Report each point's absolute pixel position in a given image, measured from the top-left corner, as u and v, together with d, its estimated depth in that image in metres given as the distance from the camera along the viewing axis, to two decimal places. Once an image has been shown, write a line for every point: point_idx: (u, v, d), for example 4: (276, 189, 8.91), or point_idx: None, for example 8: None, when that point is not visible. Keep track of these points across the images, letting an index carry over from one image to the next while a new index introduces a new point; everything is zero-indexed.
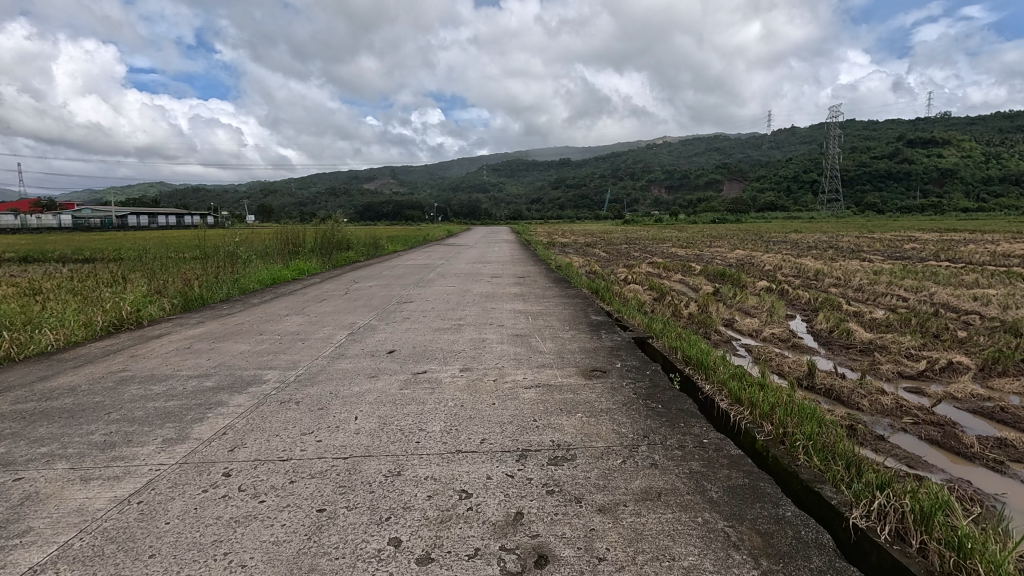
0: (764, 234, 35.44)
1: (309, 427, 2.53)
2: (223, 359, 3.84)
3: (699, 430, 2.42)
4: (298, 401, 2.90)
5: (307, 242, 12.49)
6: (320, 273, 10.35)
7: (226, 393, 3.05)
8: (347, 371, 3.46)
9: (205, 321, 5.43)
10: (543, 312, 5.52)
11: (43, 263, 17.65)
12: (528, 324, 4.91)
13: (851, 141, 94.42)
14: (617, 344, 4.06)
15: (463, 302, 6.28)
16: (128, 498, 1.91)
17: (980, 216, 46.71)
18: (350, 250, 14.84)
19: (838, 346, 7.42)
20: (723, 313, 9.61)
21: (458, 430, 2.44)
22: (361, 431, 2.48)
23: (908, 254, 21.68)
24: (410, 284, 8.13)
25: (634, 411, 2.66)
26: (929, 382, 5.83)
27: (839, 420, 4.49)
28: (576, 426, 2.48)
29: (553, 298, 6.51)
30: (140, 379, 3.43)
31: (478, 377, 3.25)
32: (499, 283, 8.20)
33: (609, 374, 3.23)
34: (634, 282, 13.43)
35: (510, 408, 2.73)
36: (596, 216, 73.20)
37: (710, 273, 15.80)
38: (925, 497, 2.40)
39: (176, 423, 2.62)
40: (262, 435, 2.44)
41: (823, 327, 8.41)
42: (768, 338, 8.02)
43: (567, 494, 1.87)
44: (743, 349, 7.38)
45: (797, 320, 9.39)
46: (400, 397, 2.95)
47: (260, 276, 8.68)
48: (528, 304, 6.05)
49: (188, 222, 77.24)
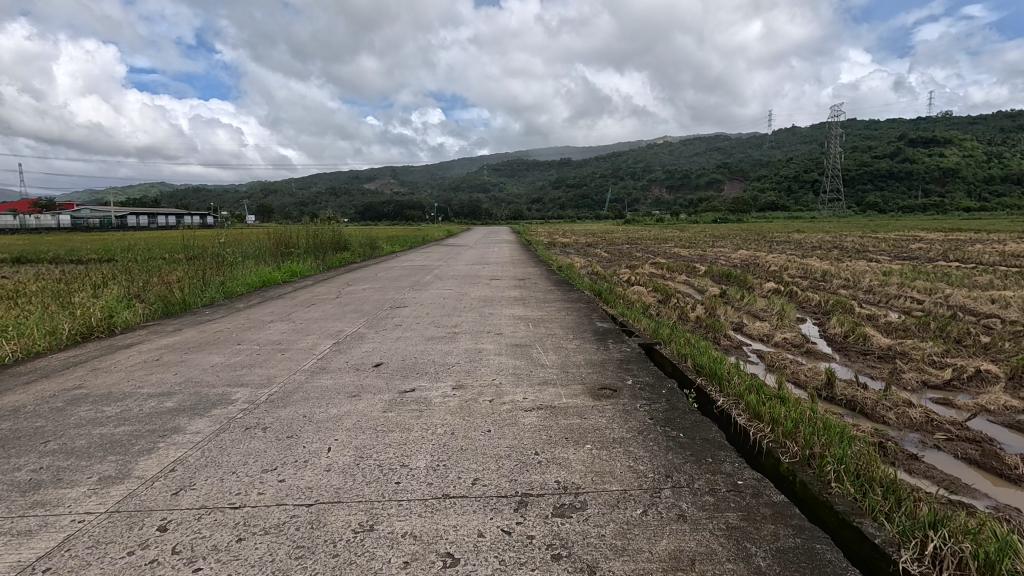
0: (766, 234, 35.06)
1: (273, 463, 2.16)
2: (191, 375, 3.48)
3: (731, 467, 2.05)
4: (265, 428, 2.53)
5: (300, 242, 12.12)
6: (313, 276, 9.99)
7: (185, 417, 2.69)
8: (326, 390, 3.10)
9: (182, 329, 5.06)
10: (545, 318, 5.15)
11: (34, 264, 17.31)
12: (529, 332, 4.54)
13: (852, 141, 93.93)
14: (627, 356, 3.70)
15: (459, 307, 5.91)
16: (34, 564, 1.54)
17: (983, 215, 46.27)
18: (346, 251, 14.46)
19: (856, 352, 7.03)
20: (731, 316, 9.24)
21: (446, 468, 2.07)
22: (332, 468, 2.11)
23: (914, 255, 21.30)
24: (404, 287, 7.77)
25: (651, 441, 2.29)
26: (957, 392, 5.46)
27: (867, 437, 4.12)
28: (585, 461, 2.11)
29: (554, 302, 6.14)
30: (93, 398, 3.06)
31: (472, 397, 2.88)
32: (498, 286, 7.83)
33: (620, 395, 2.86)
34: (638, 284, 13.05)
35: (508, 436, 2.36)
36: (597, 217, 72.90)
37: (715, 273, 15.42)
38: (987, 538, 2.03)
39: (118, 456, 2.25)
40: (215, 474, 2.07)
41: (837, 331, 8.04)
42: (779, 343, 7.65)
43: (577, 561, 1.50)
44: (755, 356, 7.01)
45: (808, 324, 9.01)
46: (383, 422, 2.58)
47: (249, 279, 8.32)
48: (528, 309, 5.66)
49: (187, 222, 76.99)
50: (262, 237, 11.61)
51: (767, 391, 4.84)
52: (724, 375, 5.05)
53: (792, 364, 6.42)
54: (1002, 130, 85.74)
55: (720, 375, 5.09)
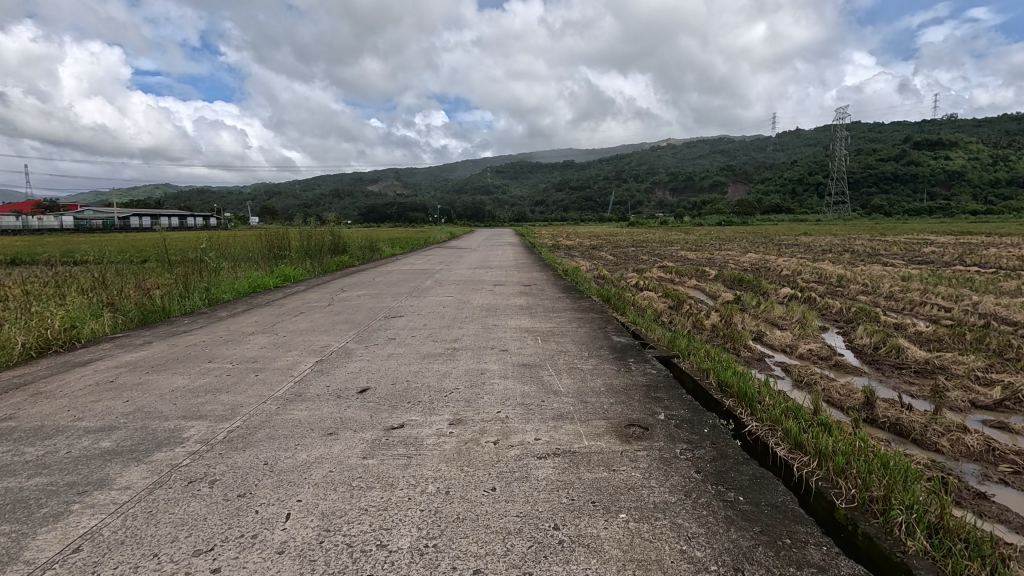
0: (772, 237, 34.45)
1: (209, 539, 1.64)
2: (144, 402, 2.96)
3: (820, 556, 1.54)
4: (212, 482, 2.02)
5: (295, 245, 11.63)
6: (307, 281, 9.50)
7: (118, 464, 2.17)
8: (297, 425, 2.58)
9: (152, 342, 4.55)
10: (555, 332, 4.61)
11: (23, 266, 16.84)
12: (538, 350, 4.01)
13: (857, 143, 93.26)
14: (654, 381, 3.18)
15: (460, 318, 5.39)
16: None
17: (991, 218, 45.59)
18: (344, 254, 13.95)
19: (889, 366, 6.47)
20: (749, 325, 8.70)
21: (437, 554, 1.55)
22: (287, 550, 1.59)
23: (928, 259, 20.63)
24: (401, 294, 7.28)
25: (704, 509, 1.77)
26: (1011, 415, 4.91)
27: (926, 469, 3.59)
28: (621, 541, 1.60)
29: (564, 313, 5.61)
30: (18, 434, 2.54)
31: (473, 438, 2.36)
32: (502, 293, 7.31)
33: (654, 438, 2.34)
34: (647, 289, 12.51)
35: (519, 501, 1.84)
36: (600, 219, 72.42)
37: (726, 278, 14.83)
38: None
39: (14, 526, 1.73)
40: (129, 560, 1.56)
41: (866, 342, 7.48)
42: (804, 356, 7.10)
43: None
44: (780, 370, 6.46)
45: (831, 333, 8.47)
46: (362, 474, 2.07)
47: (236, 285, 7.83)
48: (536, 321, 5.14)
49: (190, 223, 76.74)
50: (255, 239, 11.13)
51: (804, 413, 4.32)
52: (756, 395, 4.53)
53: (823, 381, 5.87)
54: (1009, 134, 84.91)
55: (752, 396, 4.56)
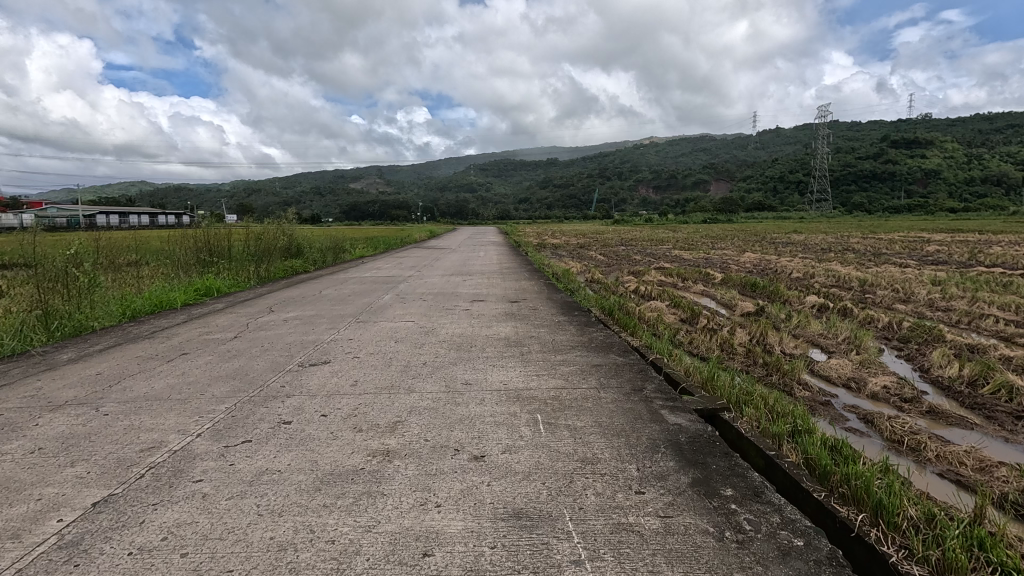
0: (761, 235, 32.89)
1: None
2: None
3: None
4: None
5: (231, 245, 9.62)
6: (230, 295, 7.55)
7: None
8: None
9: None
10: (566, 407, 2.75)
11: None
12: (542, 460, 2.15)
13: (836, 142, 93.14)
14: None
15: (411, 369, 3.49)
16: None
17: (971, 216, 44.90)
18: (298, 259, 11.98)
19: (1008, 418, 4.75)
20: (788, 346, 6.97)
21: None
22: None
23: (942, 260, 19.08)
24: (346, 318, 5.39)
25: None
26: None
27: None
28: None
29: (570, 354, 3.81)
30: None
31: None
32: (480, 315, 5.47)
33: None
34: (651, 297, 10.74)
35: None
36: (585, 217, 70.69)
37: (736, 283, 13.03)
38: None
39: None
40: None
41: (957, 376, 5.73)
42: (879, 395, 5.38)
43: None
44: (861, 423, 4.62)
45: (891, 357, 6.79)
46: None
47: (119, 307, 5.88)
48: (533, 376, 3.29)
49: (159, 221, 73.54)
50: (182, 240, 9.15)
51: (977, 524, 2.56)
52: (896, 489, 2.74)
53: (937, 445, 4.08)
54: (985, 133, 85.11)
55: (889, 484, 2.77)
